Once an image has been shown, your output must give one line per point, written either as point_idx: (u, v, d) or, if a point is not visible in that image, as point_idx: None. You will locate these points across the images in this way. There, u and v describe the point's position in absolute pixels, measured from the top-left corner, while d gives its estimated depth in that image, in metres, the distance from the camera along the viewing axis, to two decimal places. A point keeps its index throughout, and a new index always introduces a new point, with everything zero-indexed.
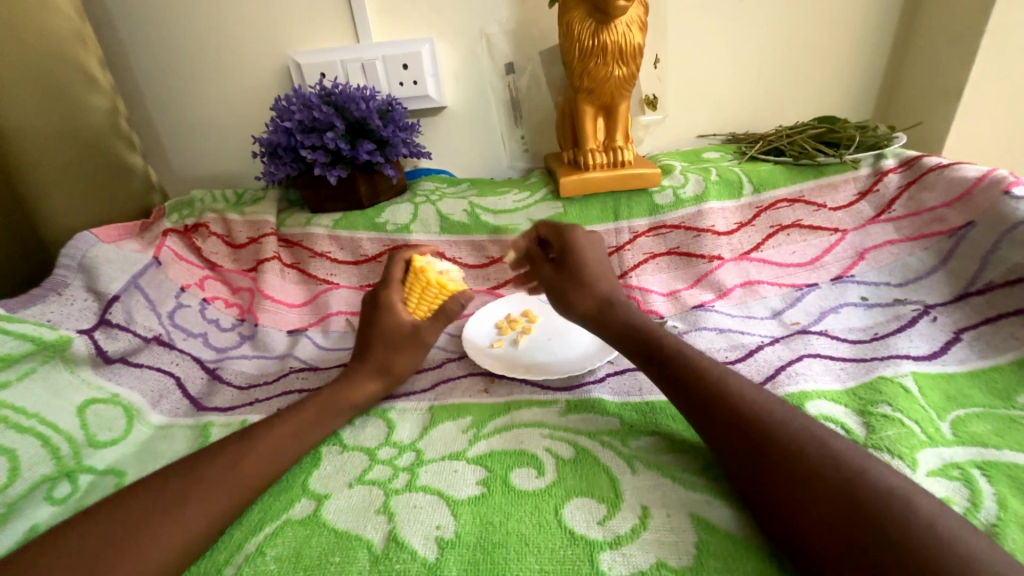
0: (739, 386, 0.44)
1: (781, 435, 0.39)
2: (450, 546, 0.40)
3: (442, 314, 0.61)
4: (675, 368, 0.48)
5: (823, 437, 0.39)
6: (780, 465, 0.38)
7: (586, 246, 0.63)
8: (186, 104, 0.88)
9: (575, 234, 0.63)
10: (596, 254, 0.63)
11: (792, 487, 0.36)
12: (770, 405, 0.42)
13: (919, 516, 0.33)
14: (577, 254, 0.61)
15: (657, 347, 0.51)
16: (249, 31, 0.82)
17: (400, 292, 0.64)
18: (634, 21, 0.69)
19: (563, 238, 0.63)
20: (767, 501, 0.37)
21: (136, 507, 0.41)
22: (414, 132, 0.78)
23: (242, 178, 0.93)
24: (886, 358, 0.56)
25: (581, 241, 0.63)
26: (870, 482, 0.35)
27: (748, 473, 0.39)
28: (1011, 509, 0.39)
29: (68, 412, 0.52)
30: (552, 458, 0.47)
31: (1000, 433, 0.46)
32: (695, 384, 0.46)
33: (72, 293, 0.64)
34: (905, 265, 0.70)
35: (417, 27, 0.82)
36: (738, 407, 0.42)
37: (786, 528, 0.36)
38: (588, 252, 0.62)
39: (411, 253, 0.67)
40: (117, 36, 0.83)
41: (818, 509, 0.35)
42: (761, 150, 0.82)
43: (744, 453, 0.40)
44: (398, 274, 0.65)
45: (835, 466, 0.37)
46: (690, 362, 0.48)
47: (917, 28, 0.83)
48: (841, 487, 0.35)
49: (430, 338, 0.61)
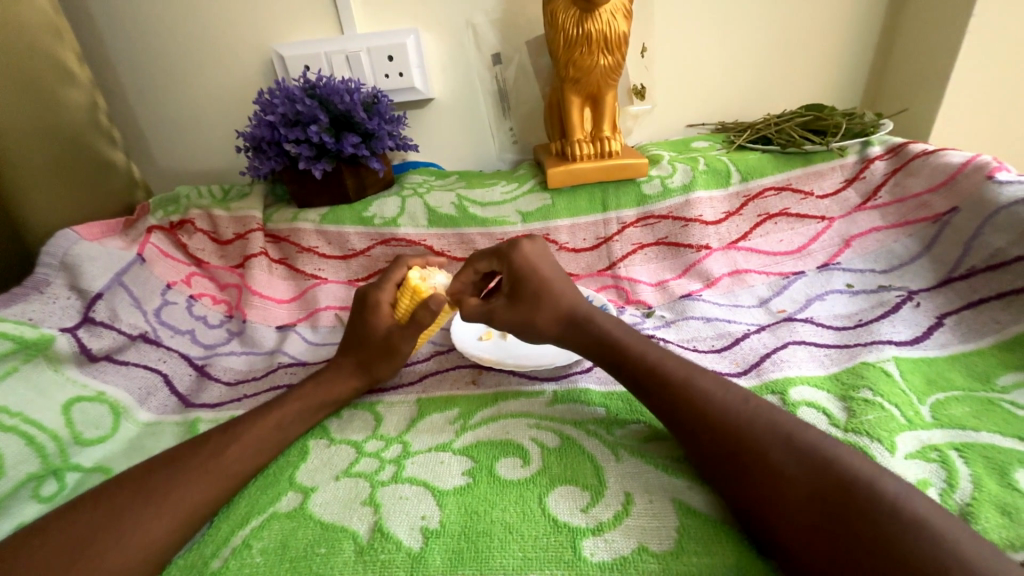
0: (705, 383, 0.44)
1: (750, 432, 0.39)
2: (435, 536, 0.40)
3: (414, 324, 0.56)
4: (641, 374, 0.47)
5: (793, 430, 0.39)
6: (753, 464, 0.38)
7: (537, 259, 0.56)
8: (169, 99, 0.87)
9: (523, 249, 0.56)
10: (548, 263, 0.57)
11: (761, 486, 0.37)
12: (739, 402, 0.42)
13: (885, 497, 0.33)
14: (529, 270, 0.55)
15: (623, 364, 0.49)
16: (230, 23, 0.81)
17: (392, 293, 0.61)
18: (618, 8, 0.68)
19: (512, 256, 0.56)
20: (742, 500, 0.38)
21: (122, 499, 0.41)
22: (400, 124, 0.77)
23: (229, 173, 0.93)
24: (869, 344, 0.56)
25: (532, 255, 0.56)
26: (840, 473, 0.35)
27: (722, 470, 0.39)
28: (986, 489, 0.39)
29: (53, 410, 0.52)
30: (538, 448, 0.48)
31: (978, 415, 0.46)
32: (662, 387, 0.45)
33: (55, 291, 0.63)
34: (890, 252, 0.70)
35: (401, 18, 0.81)
36: (705, 406, 0.42)
37: (765, 526, 0.36)
38: (540, 264, 0.56)
39: (414, 263, 0.65)
40: (95, 30, 0.82)
41: (795, 510, 0.35)
42: (749, 138, 0.82)
43: (716, 453, 0.40)
44: (397, 276, 0.62)
45: (811, 456, 0.37)
46: (658, 367, 0.46)
47: (905, 12, 0.83)
48: (809, 482, 0.35)
49: (404, 348, 0.57)
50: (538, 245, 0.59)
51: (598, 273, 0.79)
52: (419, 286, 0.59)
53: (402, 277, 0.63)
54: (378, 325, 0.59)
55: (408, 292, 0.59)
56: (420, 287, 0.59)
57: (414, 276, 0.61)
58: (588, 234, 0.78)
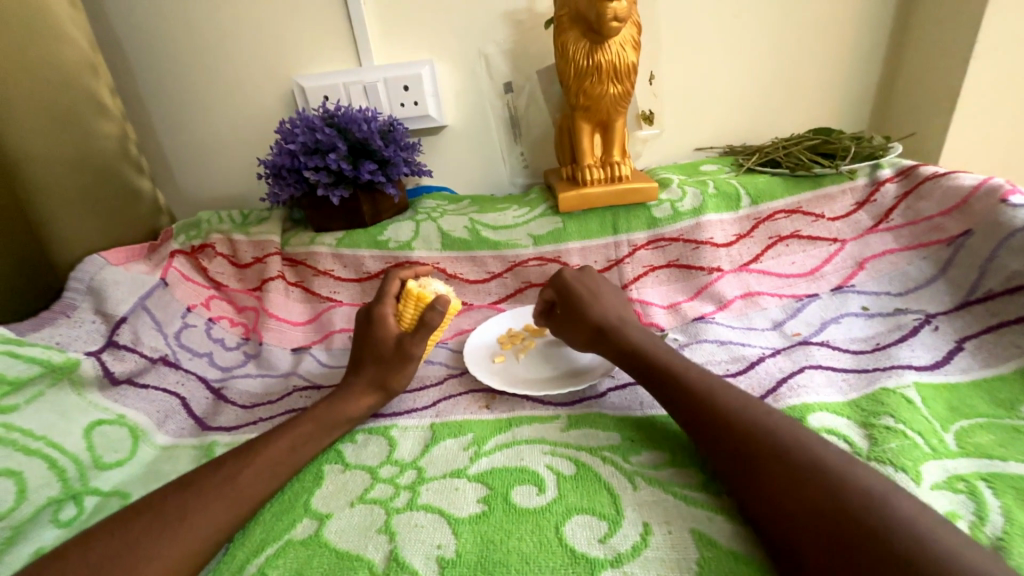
0: (728, 396, 0.46)
1: (770, 442, 0.40)
2: (451, 566, 0.40)
3: (424, 327, 0.57)
4: (666, 382, 0.50)
5: (814, 443, 0.40)
6: (771, 475, 0.39)
7: (580, 280, 0.64)
8: (194, 128, 0.90)
9: (566, 275, 0.65)
10: (590, 284, 0.64)
11: (779, 494, 0.37)
12: (764, 413, 0.43)
13: (910, 519, 0.33)
14: (569, 288, 0.64)
15: (650, 370, 0.52)
16: (255, 56, 0.85)
17: (394, 306, 0.63)
18: (627, 40, 0.70)
19: (556, 281, 0.66)
20: (758, 506, 0.39)
21: (140, 525, 0.42)
22: (415, 151, 0.80)
23: (248, 198, 0.95)
24: (888, 369, 0.55)
25: (573, 278, 0.64)
26: (856, 487, 0.36)
27: (740, 478, 0.40)
28: (1017, 522, 0.38)
29: (75, 433, 0.53)
30: (553, 475, 0.47)
31: (1005, 444, 0.45)
32: (687, 395, 0.47)
33: (81, 315, 0.66)
34: (905, 275, 0.70)
35: (417, 50, 0.85)
36: (729, 415, 0.44)
37: (776, 528, 0.37)
38: (582, 284, 0.64)
39: (407, 273, 0.67)
40: (127, 65, 0.86)
41: (809, 519, 0.35)
42: (757, 162, 0.83)
43: (733, 460, 0.41)
44: (394, 290, 0.64)
45: (831, 467, 0.37)
46: (681, 379, 0.49)
47: (910, 38, 0.84)
48: (827, 487, 0.36)
49: (416, 352, 0.58)
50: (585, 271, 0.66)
51: None
52: (421, 293, 0.60)
53: (400, 289, 0.65)
54: (388, 336, 0.60)
55: (411, 301, 0.60)
56: (421, 292, 0.60)
57: (413, 285, 0.61)
58: (599, 257, 0.79)
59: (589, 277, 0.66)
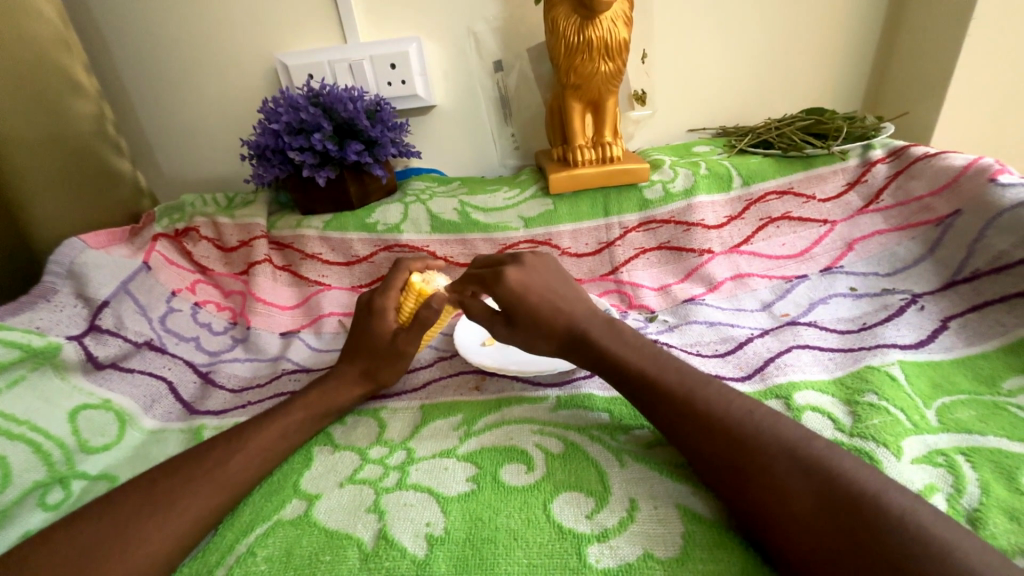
0: (707, 395, 0.43)
1: (752, 443, 0.39)
2: (439, 543, 0.40)
3: (419, 323, 0.57)
4: (641, 386, 0.46)
5: (798, 440, 0.39)
6: (755, 472, 0.38)
7: (527, 281, 0.54)
8: (175, 109, 0.88)
9: (508, 279, 0.54)
10: (541, 281, 0.55)
11: (766, 501, 0.36)
12: (744, 413, 0.41)
13: (892, 508, 0.33)
14: (519, 297, 0.53)
15: (626, 372, 0.48)
16: (236, 34, 0.82)
17: (396, 298, 0.60)
18: (619, 16, 0.69)
19: (500, 288, 0.54)
20: (747, 511, 0.37)
21: (128, 509, 0.41)
22: (404, 131, 0.78)
23: (233, 181, 0.93)
24: (873, 348, 0.56)
25: (520, 281, 0.54)
26: (843, 489, 0.35)
27: (725, 483, 0.39)
28: (993, 494, 0.39)
29: (60, 418, 0.52)
30: (541, 454, 0.48)
31: (984, 419, 0.46)
32: (666, 397, 0.44)
33: (61, 300, 0.64)
34: (893, 255, 0.70)
35: (403, 27, 0.82)
36: (708, 416, 0.42)
37: (765, 532, 0.36)
38: (530, 288, 0.53)
39: (417, 265, 0.64)
40: (103, 42, 0.83)
41: (802, 529, 0.34)
42: (750, 143, 0.82)
43: (718, 464, 0.40)
44: (400, 281, 0.61)
45: (818, 467, 0.36)
46: (661, 378, 0.46)
47: (905, 17, 0.83)
48: (813, 494, 0.35)
49: (409, 350, 0.58)
50: (525, 263, 0.56)
51: (601, 277, 0.79)
52: (424, 289, 0.60)
53: (405, 281, 0.62)
54: (384, 330, 0.59)
55: (413, 296, 0.60)
56: (423, 288, 0.60)
57: (417, 279, 0.62)
58: (590, 239, 0.78)
59: (533, 270, 0.56)
